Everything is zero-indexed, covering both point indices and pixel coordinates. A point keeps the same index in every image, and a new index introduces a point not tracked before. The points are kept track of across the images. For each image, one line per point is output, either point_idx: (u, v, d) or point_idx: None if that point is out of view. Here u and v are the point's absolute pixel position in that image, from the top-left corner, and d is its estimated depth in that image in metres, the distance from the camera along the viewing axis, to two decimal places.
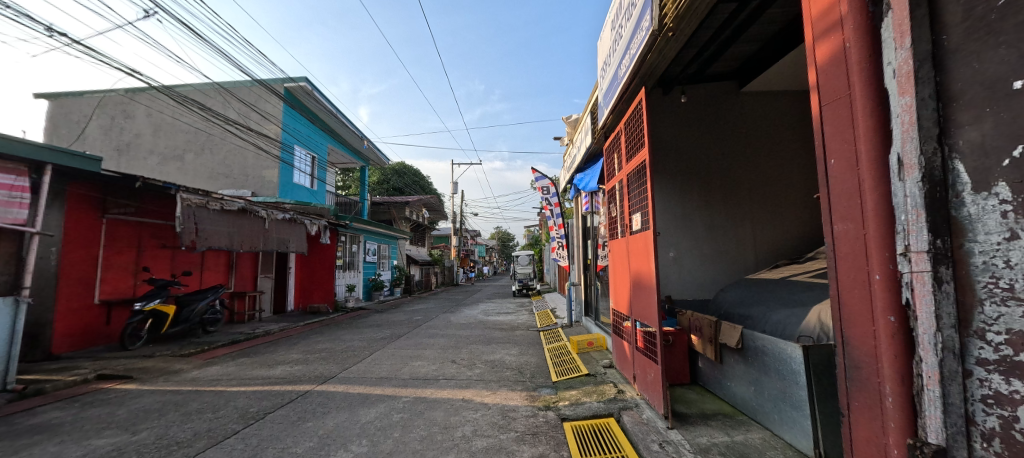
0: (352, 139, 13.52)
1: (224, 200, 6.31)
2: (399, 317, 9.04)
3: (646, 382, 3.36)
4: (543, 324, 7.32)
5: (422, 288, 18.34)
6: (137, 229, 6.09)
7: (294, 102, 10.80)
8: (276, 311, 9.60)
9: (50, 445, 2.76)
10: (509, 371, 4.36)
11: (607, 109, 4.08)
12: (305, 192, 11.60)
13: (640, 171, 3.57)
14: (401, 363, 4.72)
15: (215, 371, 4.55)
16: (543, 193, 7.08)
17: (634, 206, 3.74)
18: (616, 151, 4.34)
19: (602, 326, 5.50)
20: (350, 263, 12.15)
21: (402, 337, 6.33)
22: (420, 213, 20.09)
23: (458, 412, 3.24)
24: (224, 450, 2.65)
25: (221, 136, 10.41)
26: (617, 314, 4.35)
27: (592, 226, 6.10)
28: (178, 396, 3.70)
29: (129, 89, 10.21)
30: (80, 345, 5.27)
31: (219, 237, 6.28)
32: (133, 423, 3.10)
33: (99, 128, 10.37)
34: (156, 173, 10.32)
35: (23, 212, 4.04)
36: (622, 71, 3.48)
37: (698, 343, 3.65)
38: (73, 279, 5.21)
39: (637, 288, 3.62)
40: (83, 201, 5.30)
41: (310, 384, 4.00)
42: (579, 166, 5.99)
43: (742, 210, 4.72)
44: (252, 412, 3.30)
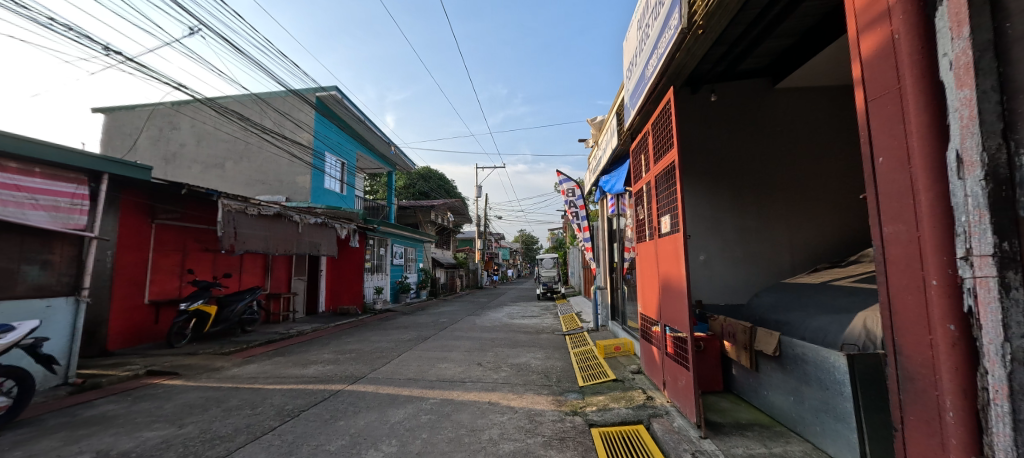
0: (379, 145, 13.87)
1: (261, 206, 6.61)
2: (425, 319, 9.18)
3: (677, 389, 3.26)
4: (569, 328, 7.25)
5: (447, 290, 18.58)
6: (182, 233, 6.45)
7: (325, 110, 11.20)
8: (308, 312, 9.94)
9: (106, 436, 2.95)
10: (534, 375, 4.34)
11: (633, 110, 4.03)
12: (335, 197, 11.99)
13: (668, 173, 3.49)
14: (429, 365, 4.78)
15: (253, 369, 4.75)
16: (568, 196, 7.03)
17: (662, 208, 3.65)
18: (643, 152, 4.26)
19: (629, 331, 5.40)
20: (378, 265, 12.45)
21: (429, 339, 6.42)
22: (446, 217, 20.37)
23: (485, 415, 3.24)
24: (262, 446, 2.76)
25: (258, 144, 10.92)
26: (645, 319, 4.25)
27: (619, 229, 5.99)
28: (219, 392, 3.88)
29: (175, 102, 10.88)
30: (130, 342, 5.61)
31: (256, 241, 6.57)
32: (179, 418, 3.27)
33: (149, 139, 11.08)
34: (199, 180, 10.93)
35: (83, 218, 4.36)
36: (649, 71, 3.42)
37: (731, 350, 3.51)
38: (126, 280, 5.57)
39: (667, 292, 3.53)
40: (135, 207, 5.67)
41: (341, 383, 4.11)
42: (604, 168, 5.91)
43: (777, 211, 4.53)
44: (287, 409, 3.42)
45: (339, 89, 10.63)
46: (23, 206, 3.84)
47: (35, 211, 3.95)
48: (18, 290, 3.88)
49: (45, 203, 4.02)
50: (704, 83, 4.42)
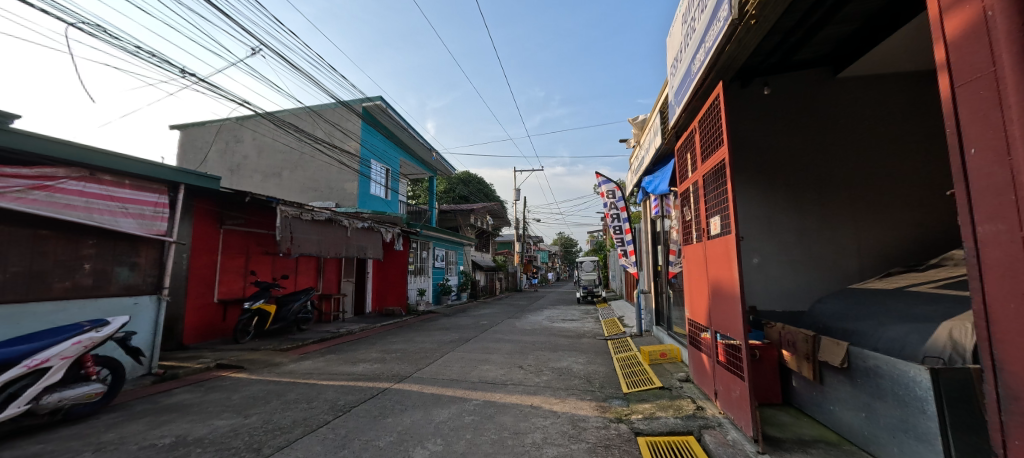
0: (420, 151, 14.35)
1: (314, 211, 7.02)
2: (466, 320, 9.33)
3: (731, 399, 3.08)
4: (611, 332, 7.10)
5: (486, 293, 18.85)
6: (246, 238, 6.98)
7: (371, 119, 11.77)
8: (356, 312, 10.41)
9: (183, 422, 3.24)
10: (577, 380, 4.27)
11: (679, 107, 3.88)
12: (380, 202, 12.53)
13: (718, 171, 3.32)
14: (471, 366, 4.84)
15: (308, 365, 5.04)
16: (608, 197, 6.90)
17: (711, 209, 3.49)
18: (690, 150, 4.09)
19: (676, 337, 5.18)
20: (420, 268, 12.83)
21: (471, 341, 6.51)
22: (485, 220, 20.65)
23: (527, 419, 3.23)
24: (318, 438, 2.91)
25: (310, 153, 11.63)
26: (693, 324, 4.08)
27: (664, 231, 5.79)
28: (278, 386, 4.15)
29: (239, 118, 11.85)
30: (201, 337, 6.14)
31: (310, 244, 6.99)
32: (245, 408, 3.53)
33: (217, 151, 12.12)
34: (259, 188, 11.81)
35: (164, 225, 4.82)
36: (696, 65, 3.28)
37: (791, 360, 3.28)
38: (198, 281, 6.10)
39: (717, 297, 3.35)
40: (206, 213, 6.21)
41: (388, 381, 4.26)
42: (647, 169, 5.74)
43: (842, 210, 4.19)
44: (340, 404, 3.59)
45: (384, 99, 11.12)
46: (116, 213, 4.31)
47: (126, 218, 4.42)
48: (111, 288, 4.37)
49: (134, 211, 4.50)
50: (755, 77, 4.18)
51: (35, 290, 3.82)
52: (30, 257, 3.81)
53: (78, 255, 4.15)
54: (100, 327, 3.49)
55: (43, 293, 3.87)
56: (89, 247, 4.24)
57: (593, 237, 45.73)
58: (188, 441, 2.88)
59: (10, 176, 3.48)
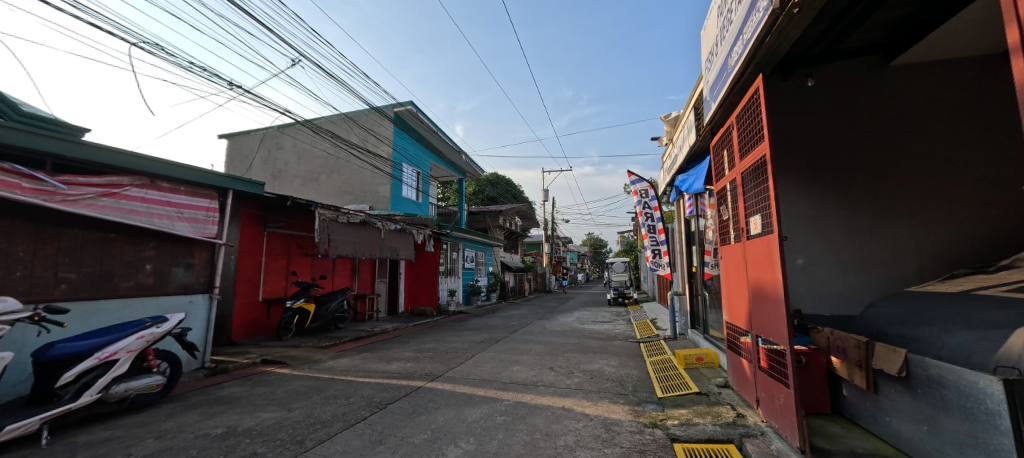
0: (449, 153, 14.58)
1: (349, 214, 7.28)
2: (496, 321, 9.38)
3: (774, 407, 2.93)
4: (644, 335, 6.93)
5: (515, 294, 18.91)
6: (288, 240, 7.34)
7: (403, 124, 12.08)
8: (389, 312, 10.70)
9: (233, 414, 3.44)
10: (609, 383, 4.20)
11: (715, 102, 3.74)
12: (411, 205, 12.83)
13: (758, 168, 3.18)
14: (502, 367, 4.87)
15: (345, 362, 5.24)
16: (640, 197, 6.75)
17: (751, 208, 3.35)
18: (727, 147, 3.93)
19: (713, 341, 4.99)
20: (450, 269, 13.02)
21: (501, 341, 6.53)
22: (513, 221, 20.70)
23: (560, 421, 3.20)
24: (357, 433, 3.01)
25: (345, 158, 12.08)
26: (732, 328, 3.92)
27: (699, 231, 5.60)
28: (319, 382, 4.34)
29: (280, 125, 12.47)
30: (248, 334, 6.50)
31: (346, 246, 7.26)
32: (288, 402, 3.70)
33: (260, 158, 12.82)
34: (298, 192, 12.38)
35: (214, 228, 5.14)
36: (734, 59, 3.15)
37: (842, 367, 3.09)
38: (244, 280, 6.47)
39: (758, 300, 3.21)
40: (251, 217, 6.58)
41: (421, 380, 4.35)
42: (680, 167, 5.58)
43: (897, 207, 3.90)
44: (376, 401, 3.71)
45: (414, 104, 11.40)
46: (173, 218, 4.64)
47: (181, 222, 4.75)
48: (168, 288, 4.72)
49: (188, 215, 4.83)
50: (797, 69, 3.97)
51: (104, 289, 4.16)
52: (100, 258, 4.16)
53: (140, 256, 4.49)
54: (160, 323, 3.76)
55: (111, 291, 4.21)
56: (150, 249, 4.59)
57: (622, 238, 44.85)
58: (238, 432, 3.05)
59: (82, 184, 3.81)
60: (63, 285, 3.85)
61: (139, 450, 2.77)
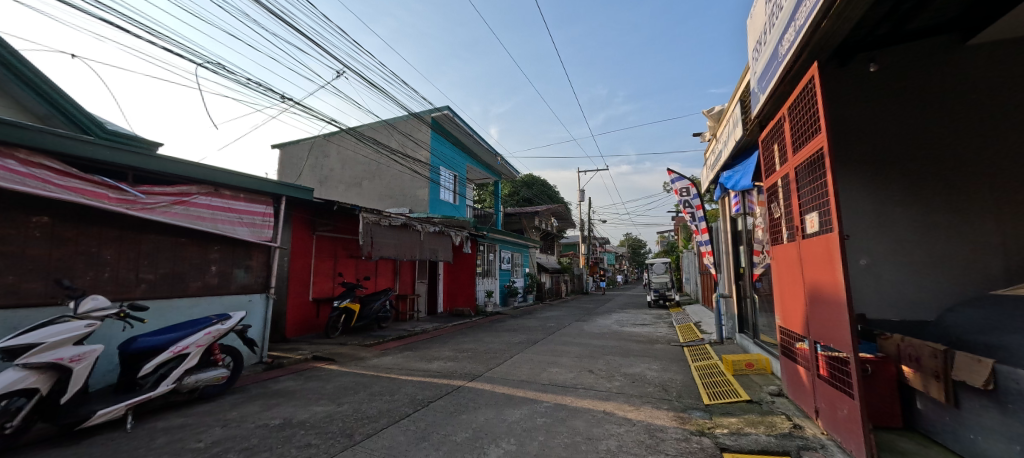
0: (485, 156, 14.75)
1: (391, 217, 7.55)
2: (534, 323, 9.37)
3: (836, 419, 2.71)
4: (687, 339, 6.67)
5: (551, 295, 18.83)
6: (334, 242, 7.73)
7: (440, 128, 12.37)
8: (429, 312, 10.98)
9: (289, 406, 3.66)
10: (651, 388, 4.08)
11: (764, 95, 3.54)
12: (448, 207, 13.13)
13: (815, 162, 2.96)
14: (540, 368, 4.86)
15: (388, 360, 5.43)
16: (680, 196, 6.49)
17: (807, 205, 3.14)
18: (779, 140, 3.71)
19: (764, 346, 4.72)
20: (487, 270, 13.15)
21: (539, 343, 6.53)
22: (549, 222, 20.63)
23: (601, 425, 3.15)
24: (402, 429, 3.11)
25: (386, 163, 12.55)
26: (786, 333, 3.69)
27: (746, 230, 5.33)
28: (365, 379, 4.53)
29: (326, 134, 13.18)
30: (299, 332, 6.90)
31: (388, 248, 7.54)
32: (337, 397, 3.89)
33: (309, 165, 13.58)
34: (343, 197, 12.99)
35: (269, 232, 5.50)
36: (785, 47, 2.96)
37: (917, 378, 2.81)
38: (296, 281, 6.88)
39: (816, 303, 3.00)
40: (302, 221, 7.00)
41: (462, 379, 4.43)
42: (725, 163, 5.33)
43: (978, 202, 3.52)
44: (419, 399, 3.81)
45: (450, 109, 11.65)
46: (234, 223, 5.03)
47: (241, 227, 5.13)
48: (231, 287, 5.12)
49: (248, 221, 5.21)
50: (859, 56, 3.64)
51: (176, 288, 4.56)
52: (173, 260, 4.56)
53: (206, 258, 4.89)
54: (224, 320, 4.06)
55: (182, 291, 4.62)
56: (215, 252, 4.98)
57: (662, 238, 43.48)
58: (293, 424, 3.24)
59: (158, 194, 4.21)
60: (142, 285, 4.27)
61: (208, 437, 3.01)
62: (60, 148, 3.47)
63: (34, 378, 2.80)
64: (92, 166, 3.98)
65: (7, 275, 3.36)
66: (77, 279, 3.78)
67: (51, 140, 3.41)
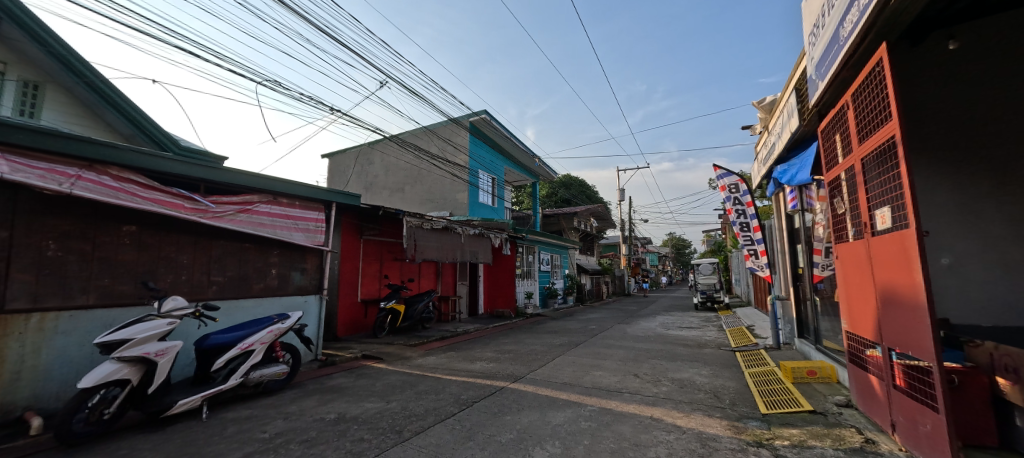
0: (522, 157, 14.81)
1: (432, 221, 7.78)
2: (575, 325, 9.26)
3: (917, 435, 2.46)
4: (739, 343, 6.35)
5: (592, 297, 18.54)
6: (380, 246, 8.07)
7: (477, 132, 12.61)
8: (470, 313, 11.18)
9: (343, 402, 3.86)
10: (702, 394, 3.90)
11: (822, 83, 3.31)
12: (487, 209, 13.33)
13: (885, 152, 2.73)
14: (583, 371, 4.79)
15: (433, 360, 5.59)
16: (729, 192, 6.17)
17: (876, 200, 2.89)
18: (841, 131, 3.45)
19: (828, 353, 4.38)
20: (527, 272, 13.18)
21: (581, 345, 6.45)
22: (589, 222, 20.35)
23: (649, 431, 3.05)
24: (448, 428, 3.18)
25: (427, 168, 12.93)
26: (854, 340, 3.41)
27: (805, 227, 4.97)
28: (412, 378, 4.69)
29: (370, 142, 13.77)
30: (350, 331, 7.25)
31: (430, 250, 7.76)
32: (386, 395, 4.05)
33: (355, 173, 14.25)
34: (388, 202, 13.50)
35: (321, 237, 5.85)
36: (846, 30, 2.74)
37: (1019, 393, 2.46)
38: (346, 283, 7.24)
39: (889, 306, 2.75)
40: (351, 226, 7.36)
41: (505, 380, 4.48)
42: (780, 156, 5.01)
43: None
44: (463, 399, 3.89)
45: (487, 113, 11.83)
46: (291, 229, 5.39)
47: (297, 233, 5.49)
48: (289, 289, 5.49)
49: (303, 226, 5.56)
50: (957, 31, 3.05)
51: (242, 290, 4.95)
52: (239, 264, 4.95)
53: (267, 262, 5.27)
54: (284, 319, 4.36)
55: (247, 292, 5.01)
56: (274, 256, 5.35)
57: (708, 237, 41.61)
58: (347, 419, 3.42)
59: (225, 203, 4.60)
60: (213, 287, 4.67)
61: (272, 428, 3.24)
62: (142, 164, 3.89)
63: (127, 369, 3.15)
64: (170, 180, 4.41)
65: (103, 277, 3.81)
66: (160, 281, 4.21)
67: (135, 157, 3.82)
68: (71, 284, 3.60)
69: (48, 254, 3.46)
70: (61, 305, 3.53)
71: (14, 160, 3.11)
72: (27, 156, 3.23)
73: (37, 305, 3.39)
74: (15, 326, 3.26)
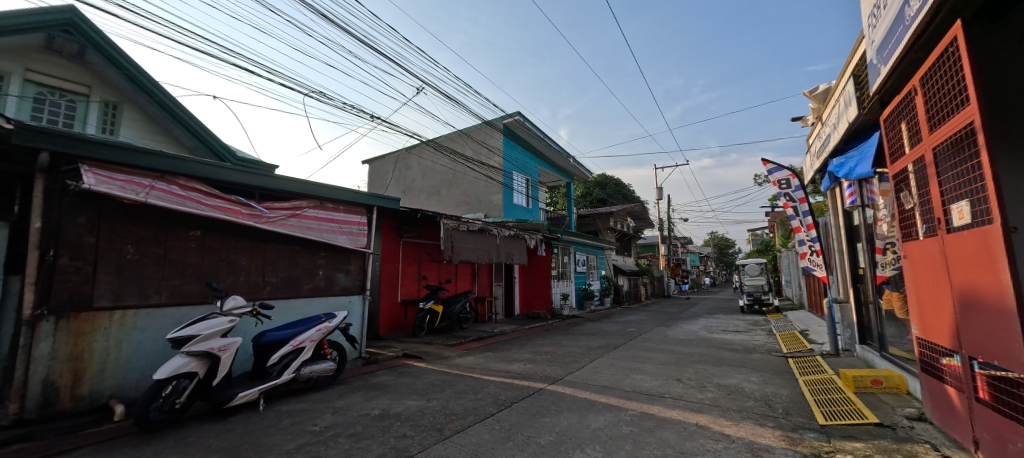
0: (557, 157, 14.74)
1: (469, 222, 7.91)
2: (613, 327, 9.09)
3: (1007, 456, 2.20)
4: (792, 349, 5.97)
5: (630, 298, 18.12)
6: (418, 248, 8.31)
7: (511, 134, 12.68)
8: (506, 314, 11.27)
9: (386, 399, 4.00)
10: (751, 402, 3.71)
11: (884, 68, 3.07)
12: (522, 211, 13.39)
13: (960, 141, 2.48)
14: (623, 374, 4.69)
15: (471, 360, 5.67)
16: (780, 188, 5.82)
17: (951, 193, 2.63)
18: (907, 119, 3.18)
19: (896, 361, 4.03)
20: (563, 273, 13.07)
21: (620, 348, 6.31)
22: (625, 222, 19.92)
23: (695, 438, 2.93)
24: (487, 427, 3.21)
25: (461, 170, 13.14)
26: (928, 347, 3.11)
27: (866, 224, 4.61)
28: (451, 377, 4.78)
29: (408, 147, 14.23)
30: (391, 330, 7.51)
31: (467, 252, 7.89)
32: (427, 393, 4.16)
33: (394, 177, 14.75)
34: (425, 205, 13.83)
35: (364, 239, 6.09)
36: (912, 9, 2.53)
37: None
38: (387, 284, 7.51)
39: (970, 310, 2.48)
40: (391, 228, 7.63)
41: (543, 382, 4.46)
42: (835, 149, 4.68)
43: None
44: (502, 399, 3.92)
45: (521, 113, 11.88)
46: (336, 232, 5.67)
47: (342, 235, 5.77)
48: (334, 289, 5.77)
49: (347, 229, 5.83)
50: None
51: (293, 290, 5.26)
52: (290, 265, 5.26)
53: (315, 263, 5.57)
54: (331, 318, 4.59)
55: (298, 292, 5.31)
56: (321, 258, 5.65)
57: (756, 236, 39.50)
58: (391, 415, 3.54)
59: (276, 208, 4.91)
60: (268, 287, 4.99)
61: (322, 422, 3.42)
62: (205, 174, 4.22)
63: (194, 363, 3.42)
64: (229, 188, 4.76)
65: (173, 278, 4.17)
66: (222, 281, 4.55)
67: (199, 167, 4.16)
68: (147, 285, 3.97)
69: (127, 257, 3.84)
70: (138, 303, 3.90)
71: (99, 174, 3.48)
72: (109, 169, 3.59)
73: (119, 303, 3.76)
74: (101, 322, 3.64)
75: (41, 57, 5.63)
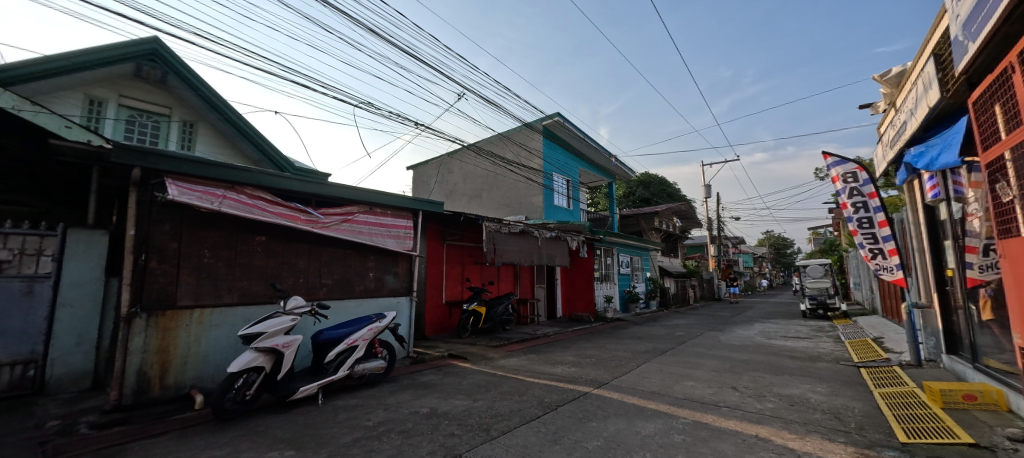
0: (597, 157, 14.54)
1: (510, 225, 7.98)
2: (661, 331, 8.76)
3: None
4: (864, 358, 5.47)
5: (677, 301, 17.42)
6: (461, 250, 8.49)
7: (551, 135, 12.67)
8: (548, 316, 11.25)
9: (434, 397, 4.13)
10: (819, 414, 3.44)
11: (972, 45, 2.74)
12: (563, 212, 13.30)
13: None
14: (673, 380, 4.52)
15: (515, 362, 5.71)
16: (844, 183, 5.37)
17: None
18: (1002, 100, 2.81)
19: (995, 374, 3.56)
20: (606, 275, 12.80)
21: (669, 353, 6.08)
22: (670, 222, 19.20)
23: (754, 451, 2.77)
24: (533, 429, 3.22)
25: (502, 173, 13.28)
26: None
27: (952, 219, 4.13)
28: (496, 378, 4.84)
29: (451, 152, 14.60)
30: (436, 331, 7.73)
31: (510, 254, 7.96)
32: (472, 393, 4.24)
33: (436, 182, 15.19)
34: (466, 208, 14.09)
35: (410, 242, 6.32)
36: None
37: None
38: (432, 286, 7.74)
39: None
40: (435, 232, 7.86)
41: (588, 385, 4.41)
42: (914, 136, 4.24)
43: None
44: (547, 402, 3.90)
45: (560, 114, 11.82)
46: (385, 236, 5.92)
47: (390, 239, 6.01)
48: (383, 291, 6.04)
49: (394, 233, 6.08)
50: None
51: (346, 291, 5.56)
52: (343, 268, 5.57)
53: (365, 266, 5.85)
54: (381, 318, 4.80)
55: (350, 293, 5.61)
56: (371, 260, 5.93)
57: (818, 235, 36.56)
58: (439, 414, 3.64)
59: (330, 214, 5.22)
60: (324, 288, 5.31)
61: (375, 417, 3.58)
62: (268, 184, 4.58)
63: (262, 358, 3.71)
64: (289, 195, 5.13)
65: (242, 279, 4.54)
66: (284, 283, 4.91)
67: (263, 177, 4.52)
68: (220, 286, 4.36)
69: (204, 260, 4.25)
70: (213, 302, 4.29)
71: (181, 186, 3.88)
72: (188, 181, 3.99)
73: (197, 302, 4.16)
74: (183, 319, 4.04)
75: (134, 84, 6.41)
